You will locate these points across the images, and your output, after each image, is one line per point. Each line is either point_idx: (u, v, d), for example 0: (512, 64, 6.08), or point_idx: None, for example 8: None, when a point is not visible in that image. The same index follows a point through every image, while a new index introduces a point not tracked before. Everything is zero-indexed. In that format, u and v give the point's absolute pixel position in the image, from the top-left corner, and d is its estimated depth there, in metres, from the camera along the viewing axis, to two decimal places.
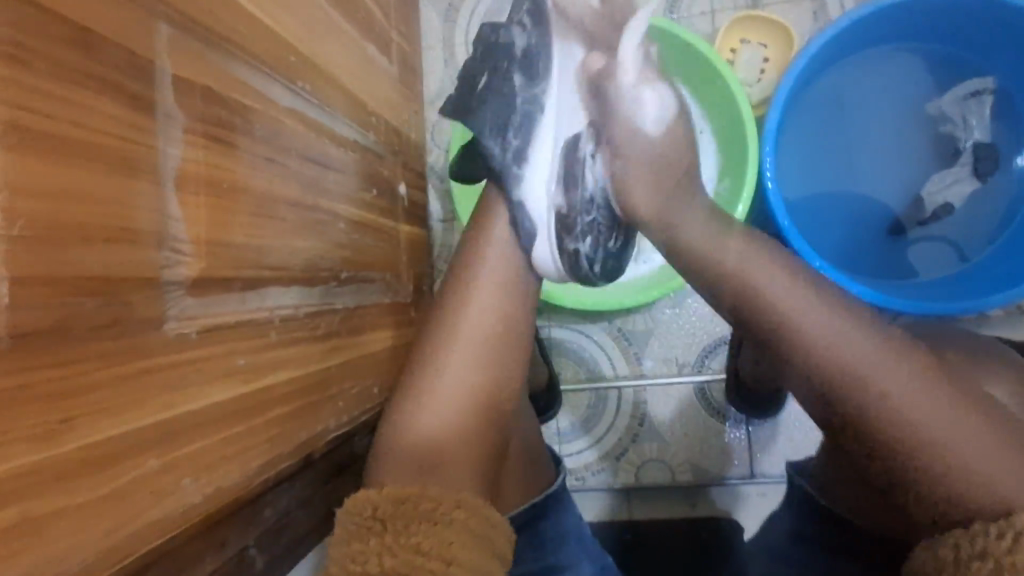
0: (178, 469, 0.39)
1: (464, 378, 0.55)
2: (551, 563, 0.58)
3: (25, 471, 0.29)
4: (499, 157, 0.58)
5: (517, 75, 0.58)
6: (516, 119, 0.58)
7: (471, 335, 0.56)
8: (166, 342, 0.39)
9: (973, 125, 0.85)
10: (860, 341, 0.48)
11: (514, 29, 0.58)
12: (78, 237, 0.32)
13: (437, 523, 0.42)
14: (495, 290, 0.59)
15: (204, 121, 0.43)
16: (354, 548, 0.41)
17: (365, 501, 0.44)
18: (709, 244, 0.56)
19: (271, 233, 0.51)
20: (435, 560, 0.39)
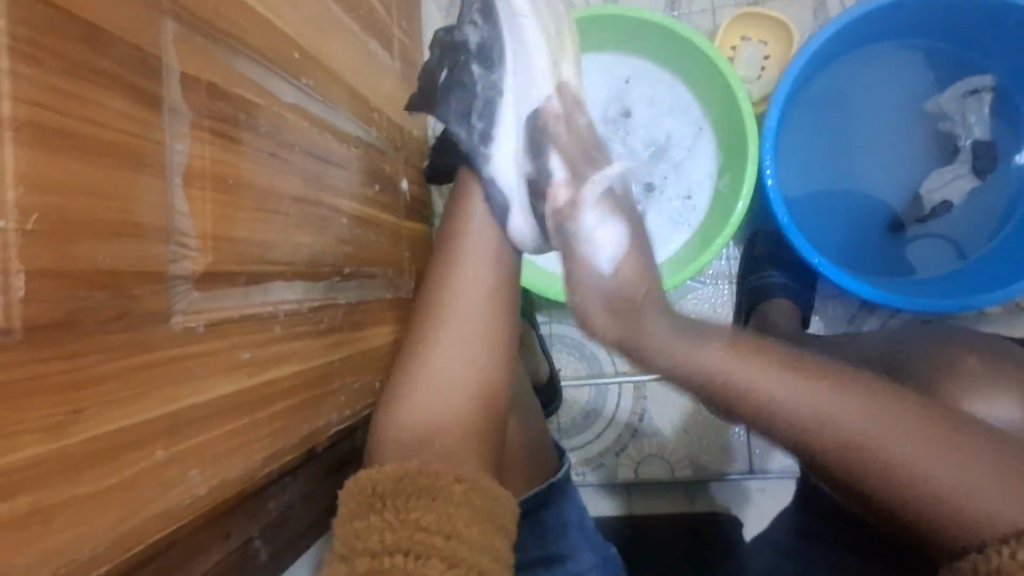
0: (183, 461, 0.40)
1: (457, 363, 0.55)
2: (558, 551, 0.59)
3: (35, 461, 0.30)
4: (467, 138, 0.59)
5: (477, 67, 0.59)
6: (477, 105, 0.59)
7: (463, 320, 0.56)
8: (172, 336, 0.39)
9: (972, 123, 0.85)
10: (801, 388, 0.49)
11: (468, 27, 0.59)
12: (86, 231, 0.33)
13: (436, 499, 0.43)
14: (486, 274, 0.59)
15: (210, 116, 0.43)
16: (356, 526, 0.42)
17: (365, 480, 0.44)
18: (665, 336, 0.53)
19: (275, 228, 0.51)
20: (436, 535, 0.40)
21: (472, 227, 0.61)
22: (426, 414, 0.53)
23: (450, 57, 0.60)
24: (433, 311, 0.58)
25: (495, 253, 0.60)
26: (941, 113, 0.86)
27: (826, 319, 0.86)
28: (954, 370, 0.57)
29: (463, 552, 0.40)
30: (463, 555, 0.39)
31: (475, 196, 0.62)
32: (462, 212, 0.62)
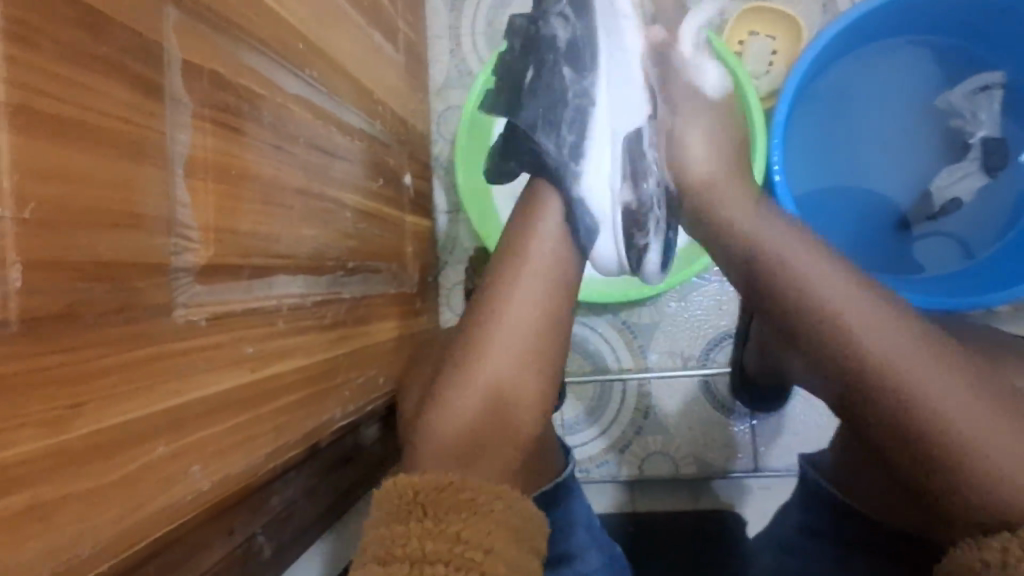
0: (186, 457, 0.39)
1: (503, 372, 0.55)
2: (559, 551, 0.58)
3: (35, 456, 0.29)
4: (553, 148, 0.61)
5: (565, 70, 0.61)
6: (567, 115, 0.61)
7: (513, 331, 0.57)
8: (174, 329, 0.38)
9: (982, 119, 0.84)
10: (899, 336, 0.53)
11: (558, 22, 0.62)
12: (86, 222, 0.32)
13: (478, 513, 0.42)
14: (538, 290, 0.59)
15: (213, 107, 0.42)
16: (394, 530, 0.40)
17: (405, 484, 0.43)
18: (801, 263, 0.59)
19: (278, 220, 0.51)
20: (476, 549, 0.39)
21: (543, 234, 0.61)
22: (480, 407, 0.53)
23: (532, 65, 0.64)
24: (495, 310, 0.58)
25: (560, 263, 0.61)
26: (950, 109, 0.85)
27: None
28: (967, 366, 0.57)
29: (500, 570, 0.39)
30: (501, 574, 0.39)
31: (548, 208, 0.62)
32: (536, 216, 0.62)
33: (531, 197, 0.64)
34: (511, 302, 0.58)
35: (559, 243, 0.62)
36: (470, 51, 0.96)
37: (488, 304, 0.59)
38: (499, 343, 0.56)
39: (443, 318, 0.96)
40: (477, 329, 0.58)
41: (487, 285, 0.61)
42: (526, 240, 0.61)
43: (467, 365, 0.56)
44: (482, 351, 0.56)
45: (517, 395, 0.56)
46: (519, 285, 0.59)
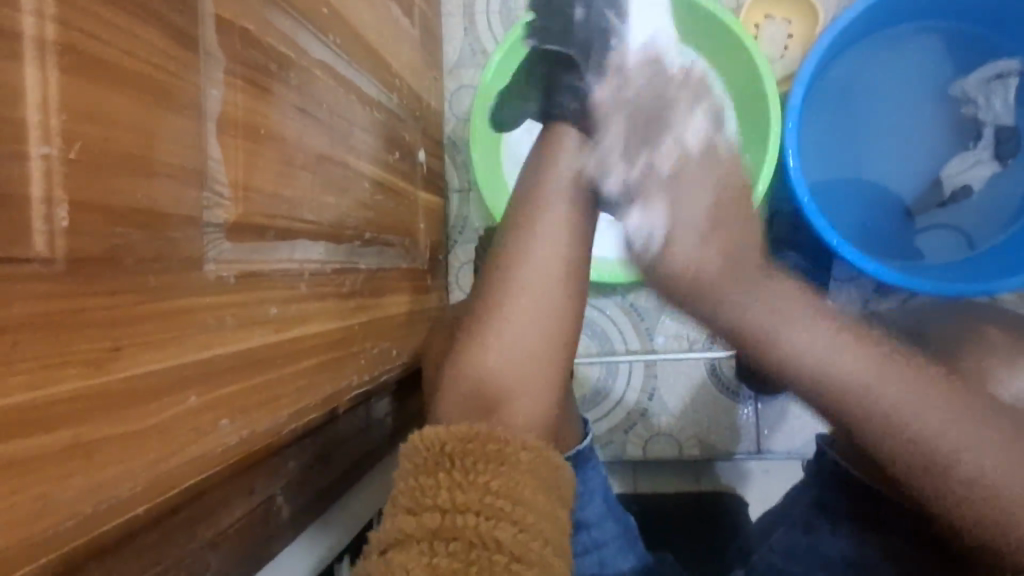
0: (215, 410, 0.40)
1: (526, 338, 0.53)
2: (575, 518, 0.61)
3: (79, 395, 0.29)
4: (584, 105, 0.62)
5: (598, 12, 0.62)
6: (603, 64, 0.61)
7: (532, 293, 0.54)
8: (205, 283, 0.39)
9: (996, 105, 0.83)
10: (908, 388, 0.48)
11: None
12: (124, 166, 0.32)
13: (505, 464, 0.42)
14: (557, 246, 0.57)
15: (243, 64, 0.42)
16: (422, 482, 0.41)
17: (432, 437, 0.43)
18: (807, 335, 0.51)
19: (302, 184, 0.51)
20: (504, 499, 0.40)
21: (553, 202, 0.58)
22: (501, 373, 0.52)
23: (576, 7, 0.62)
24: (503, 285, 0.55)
25: (574, 233, 0.58)
26: (964, 97, 0.85)
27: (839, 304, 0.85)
28: (985, 343, 0.58)
29: (530, 518, 0.40)
30: (530, 522, 0.40)
31: (567, 157, 0.60)
32: (543, 188, 0.59)
33: (541, 163, 0.61)
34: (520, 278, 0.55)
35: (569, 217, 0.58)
36: (484, 29, 0.95)
37: (497, 278, 0.56)
38: (511, 321, 0.54)
39: (453, 296, 0.96)
40: (493, 287, 0.56)
41: (506, 232, 0.59)
42: (542, 189, 0.59)
43: (487, 326, 0.54)
44: (498, 321, 0.54)
45: (533, 369, 0.53)
46: (535, 236, 0.57)
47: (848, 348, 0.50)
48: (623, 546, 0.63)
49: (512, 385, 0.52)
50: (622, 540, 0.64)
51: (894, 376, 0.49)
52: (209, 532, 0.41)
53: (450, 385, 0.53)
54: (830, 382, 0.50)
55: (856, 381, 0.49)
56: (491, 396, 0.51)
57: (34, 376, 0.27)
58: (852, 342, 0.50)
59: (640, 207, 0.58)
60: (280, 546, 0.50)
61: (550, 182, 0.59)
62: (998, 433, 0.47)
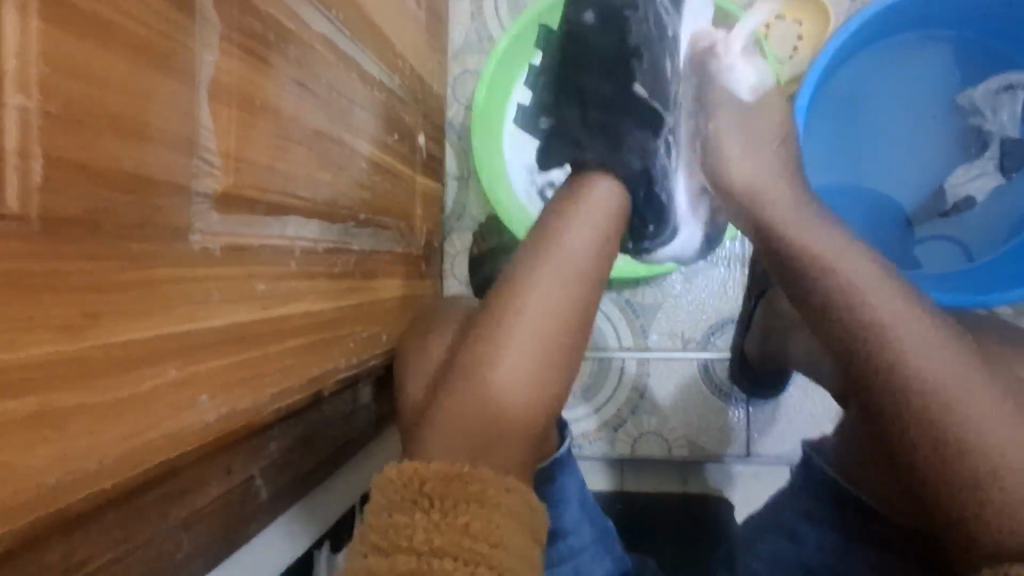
0: (195, 385, 0.38)
1: (522, 363, 0.52)
2: (553, 528, 0.61)
3: (52, 360, 0.28)
4: (648, 140, 0.64)
5: (665, 66, 0.65)
6: (664, 94, 0.65)
7: (532, 320, 0.54)
8: (191, 254, 0.38)
9: (1005, 118, 0.82)
10: (998, 403, 0.48)
11: (665, 13, 0.65)
12: (109, 127, 0.31)
13: (485, 505, 0.42)
14: (559, 293, 0.56)
15: (240, 31, 0.41)
16: (398, 520, 0.41)
17: (412, 474, 0.43)
18: (890, 308, 0.53)
19: (297, 159, 0.50)
20: (482, 542, 0.40)
21: (582, 223, 0.60)
22: (504, 379, 0.51)
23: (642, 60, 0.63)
24: (521, 294, 0.55)
25: (597, 254, 0.59)
26: (973, 107, 0.84)
27: None
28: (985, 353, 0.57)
29: (507, 561, 0.40)
30: (507, 566, 0.40)
31: (593, 191, 0.62)
32: (571, 211, 0.61)
33: (571, 193, 0.63)
34: (537, 289, 0.56)
35: (596, 238, 0.60)
36: (491, 15, 0.94)
37: (510, 285, 0.57)
38: (519, 319, 0.54)
39: (447, 285, 0.95)
40: (492, 315, 0.55)
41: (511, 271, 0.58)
42: (553, 233, 0.59)
43: (481, 349, 0.53)
44: (500, 333, 0.53)
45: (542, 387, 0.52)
46: (542, 275, 0.56)
47: (930, 340, 0.51)
48: (598, 553, 0.63)
49: (517, 398, 0.51)
50: (597, 546, 0.63)
51: (979, 382, 0.49)
52: (183, 512, 0.40)
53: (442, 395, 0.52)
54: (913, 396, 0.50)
55: (942, 382, 0.49)
56: (483, 399, 0.50)
57: (2, 339, 0.26)
58: (936, 337, 0.52)
59: (740, 98, 0.67)
60: (256, 528, 0.49)
61: (563, 227, 0.60)
62: (999, 434, 0.47)
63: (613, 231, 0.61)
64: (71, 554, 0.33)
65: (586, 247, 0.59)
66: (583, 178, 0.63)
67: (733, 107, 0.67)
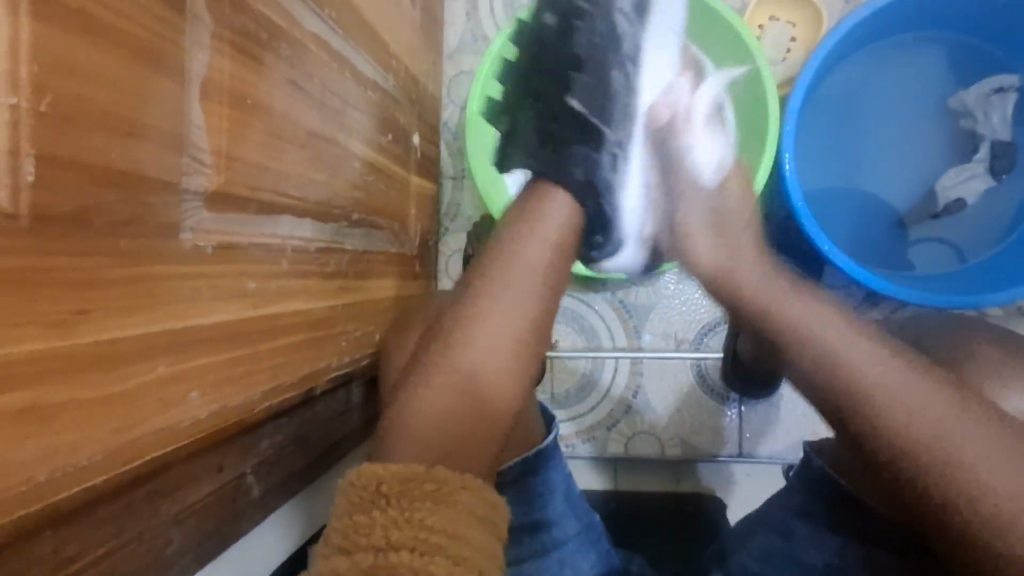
0: (185, 382, 0.38)
1: (487, 361, 0.54)
2: (536, 519, 0.62)
3: (42, 355, 0.28)
4: (592, 153, 0.63)
5: (618, 78, 0.63)
6: (621, 116, 0.63)
7: (497, 325, 0.56)
8: (180, 250, 0.38)
9: (995, 121, 0.83)
10: (935, 401, 0.49)
11: (621, 18, 0.62)
12: (99, 124, 0.31)
13: (442, 503, 0.43)
14: (517, 306, 0.57)
15: (232, 30, 0.41)
16: (357, 520, 0.42)
17: (369, 476, 0.44)
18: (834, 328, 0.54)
19: (290, 159, 0.50)
20: (440, 534, 0.41)
21: (533, 237, 0.60)
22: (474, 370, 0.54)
23: (586, 69, 0.63)
24: (478, 306, 0.56)
25: (550, 268, 0.60)
26: (963, 109, 0.85)
27: None
28: (973, 353, 0.57)
29: (467, 551, 0.41)
30: (465, 555, 0.41)
31: (547, 207, 0.61)
32: (524, 223, 0.61)
33: (525, 207, 0.62)
34: (495, 301, 0.56)
35: (548, 248, 0.60)
36: (486, 15, 0.94)
37: (474, 297, 0.57)
38: (479, 329, 0.55)
39: (440, 283, 0.95)
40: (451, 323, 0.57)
41: (471, 288, 0.58)
42: (510, 252, 0.59)
43: (452, 345, 0.55)
44: (462, 333, 0.55)
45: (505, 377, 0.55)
46: (501, 291, 0.57)
47: (873, 351, 0.52)
48: (583, 544, 0.63)
49: (497, 388, 0.54)
50: (582, 538, 0.64)
51: (933, 400, 0.49)
52: (174, 508, 0.41)
53: (423, 386, 0.53)
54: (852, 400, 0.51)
55: (876, 381, 0.50)
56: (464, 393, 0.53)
57: None
58: (888, 350, 0.52)
59: (697, 183, 0.64)
60: (246, 526, 0.49)
61: (520, 247, 0.59)
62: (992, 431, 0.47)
63: (568, 244, 0.61)
64: (60, 550, 0.33)
65: (541, 263, 0.59)
66: (536, 192, 0.63)
67: (699, 200, 0.64)
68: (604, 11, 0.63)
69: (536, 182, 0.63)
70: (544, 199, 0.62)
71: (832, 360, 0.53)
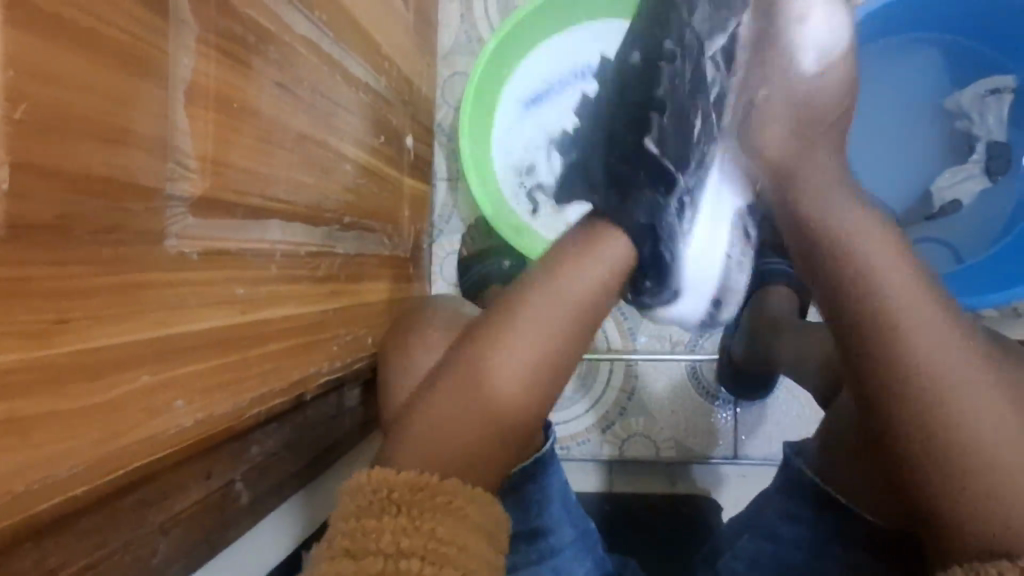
0: (169, 391, 0.38)
1: (510, 386, 0.51)
2: (538, 525, 0.62)
3: (20, 366, 0.28)
4: (660, 197, 0.57)
5: (699, 125, 0.58)
6: (704, 70, 0.58)
7: (530, 354, 0.52)
8: (165, 257, 0.37)
9: (991, 122, 0.83)
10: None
11: (709, 64, 0.58)
12: (80, 130, 0.31)
13: (451, 514, 0.43)
14: (553, 336, 0.52)
15: (218, 33, 0.40)
16: (368, 524, 0.41)
17: (381, 481, 0.44)
18: (951, 350, 0.44)
19: (279, 163, 0.49)
20: (450, 545, 0.40)
21: (579, 267, 0.54)
22: (491, 392, 0.50)
23: (668, 109, 0.59)
24: (509, 326, 0.52)
25: (595, 304, 0.55)
26: (959, 110, 0.84)
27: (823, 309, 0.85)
28: None
29: (472, 566, 0.41)
30: (471, 569, 0.41)
31: (605, 241, 0.55)
32: (576, 255, 0.55)
33: (586, 235, 0.56)
34: (530, 325, 0.52)
35: (601, 286, 0.54)
36: (481, 16, 0.94)
37: (506, 319, 0.53)
38: (510, 353, 0.51)
39: (435, 285, 0.95)
40: (480, 345, 0.53)
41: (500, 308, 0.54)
42: (553, 282, 0.54)
43: (474, 369, 0.51)
44: (491, 355, 0.51)
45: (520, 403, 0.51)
46: (537, 319, 0.52)
47: (967, 357, 0.43)
48: (579, 551, 0.63)
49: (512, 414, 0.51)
50: (577, 545, 0.63)
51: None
52: (160, 517, 0.40)
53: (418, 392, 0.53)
54: (928, 417, 0.43)
55: (962, 389, 0.43)
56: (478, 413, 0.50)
57: None
58: (985, 362, 0.44)
59: (801, 66, 0.54)
60: (235, 534, 0.49)
61: (564, 276, 0.54)
62: None
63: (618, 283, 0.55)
64: (42, 562, 0.32)
65: (587, 298, 0.54)
66: (595, 226, 0.56)
67: (791, 96, 0.54)
68: (690, 50, 0.59)
69: (594, 220, 0.57)
70: (605, 237, 0.55)
71: (924, 364, 0.43)
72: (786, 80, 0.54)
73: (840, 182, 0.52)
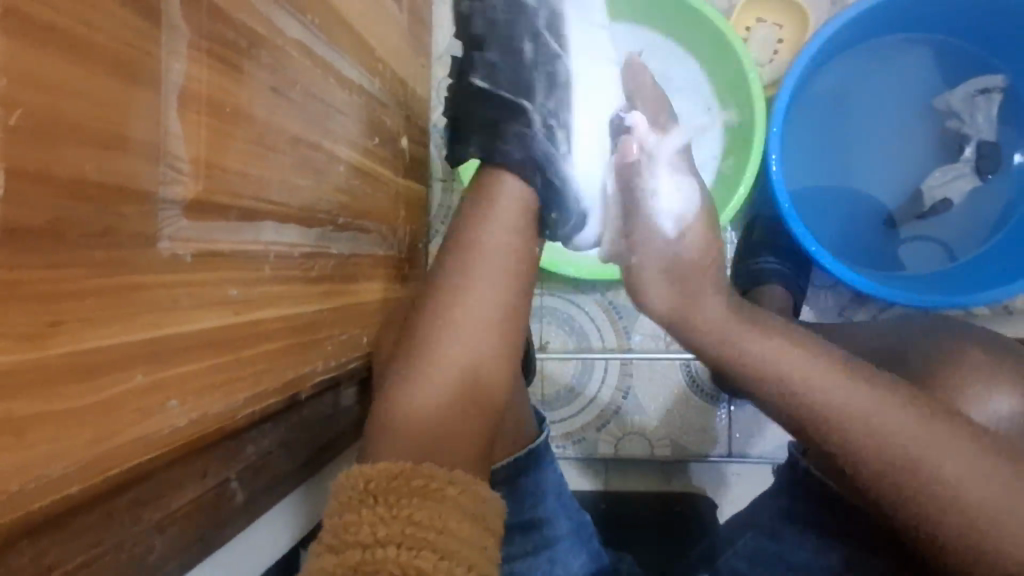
0: (163, 391, 0.39)
1: (466, 350, 0.55)
2: (537, 516, 0.63)
3: (14, 368, 0.29)
4: (526, 129, 0.64)
5: (527, 52, 0.66)
6: (541, 83, 0.67)
7: (472, 308, 0.57)
8: (159, 259, 0.38)
9: (980, 122, 0.84)
10: (884, 402, 0.50)
11: (524, 49, 0.66)
12: (72, 136, 0.31)
13: (430, 499, 0.43)
14: (492, 287, 0.58)
15: (209, 38, 0.41)
16: (346, 519, 0.42)
17: (357, 476, 0.44)
18: (770, 342, 0.56)
19: (273, 166, 0.50)
20: (427, 529, 0.41)
21: (498, 219, 0.61)
22: (452, 359, 0.54)
23: (492, 49, 0.66)
24: (454, 286, 0.58)
25: (517, 248, 0.61)
26: (948, 110, 0.85)
27: (817, 309, 0.85)
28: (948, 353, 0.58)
29: (455, 545, 0.41)
30: (454, 549, 0.41)
31: (503, 195, 0.62)
32: (486, 209, 0.61)
33: (484, 186, 0.63)
34: (472, 277, 0.58)
35: (514, 232, 0.61)
36: None
37: (450, 284, 0.58)
38: (461, 318, 0.56)
39: None
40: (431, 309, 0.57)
41: (447, 270, 0.59)
42: (479, 238, 0.60)
43: (424, 333, 0.56)
44: (438, 327, 0.56)
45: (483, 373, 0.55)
46: (474, 273, 0.58)
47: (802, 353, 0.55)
48: (575, 544, 0.64)
49: (484, 385, 0.55)
50: (574, 538, 0.64)
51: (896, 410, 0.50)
52: (155, 516, 0.41)
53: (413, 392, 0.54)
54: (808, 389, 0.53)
55: (853, 407, 0.51)
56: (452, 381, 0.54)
57: None
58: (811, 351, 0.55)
59: (663, 223, 0.66)
60: (231, 532, 0.49)
61: (486, 224, 0.61)
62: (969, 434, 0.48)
63: (528, 220, 0.62)
64: (39, 559, 0.33)
65: (509, 241, 0.60)
66: (491, 175, 0.63)
67: (661, 241, 0.65)
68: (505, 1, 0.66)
69: (483, 171, 0.64)
70: (505, 183, 0.62)
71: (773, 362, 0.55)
72: (653, 240, 0.65)
73: (714, 284, 0.62)
